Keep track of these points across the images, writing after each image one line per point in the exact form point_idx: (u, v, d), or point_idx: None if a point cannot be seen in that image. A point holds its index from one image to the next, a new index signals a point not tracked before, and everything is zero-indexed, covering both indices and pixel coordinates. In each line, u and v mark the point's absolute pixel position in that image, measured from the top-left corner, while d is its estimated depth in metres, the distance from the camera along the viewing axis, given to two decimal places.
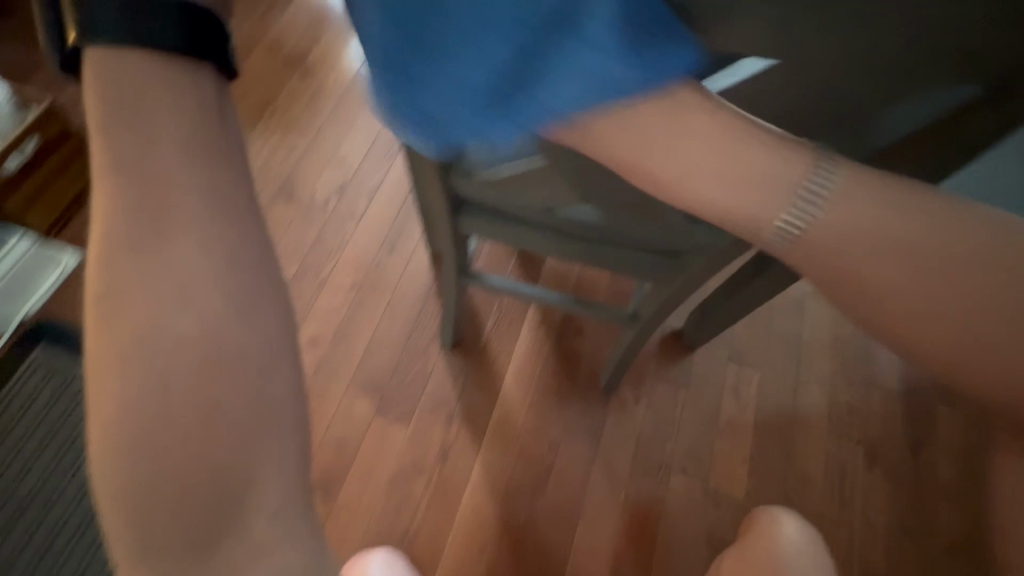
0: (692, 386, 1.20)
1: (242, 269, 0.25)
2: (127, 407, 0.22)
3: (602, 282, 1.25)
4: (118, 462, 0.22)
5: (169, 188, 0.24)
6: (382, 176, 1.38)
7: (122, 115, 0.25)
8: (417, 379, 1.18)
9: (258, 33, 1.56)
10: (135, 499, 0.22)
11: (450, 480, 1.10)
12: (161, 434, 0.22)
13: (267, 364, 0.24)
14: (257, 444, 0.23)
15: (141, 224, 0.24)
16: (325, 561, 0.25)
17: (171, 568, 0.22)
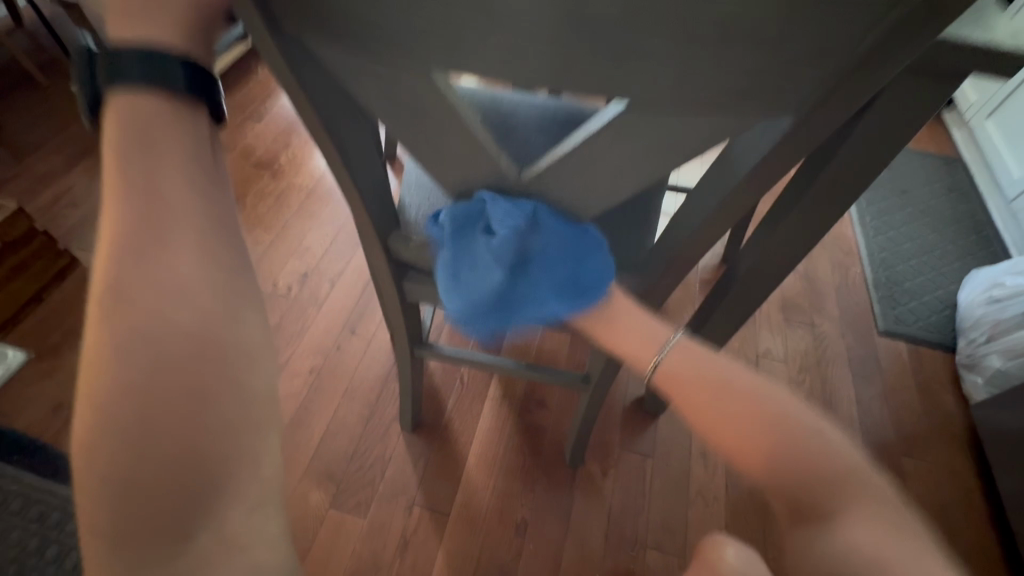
0: (658, 455, 1.20)
1: (229, 287, 0.32)
2: (122, 381, 0.28)
3: (561, 354, 1.29)
4: (111, 437, 0.27)
5: (171, 209, 0.30)
6: (345, 263, 1.43)
7: (131, 145, 0.30)
8: (376, 464, 1.14)
9: (230, 141, 1.68)
10: (126, 469, 0.27)
11: (411, 574, 1.02)
12: (155, 414, 0.28)
13: (244, 361, 0.32)
14: (233, 427, 0.30)
15: (140, 235, 0.29)
16: (275, 526, 0.33)
17: (149, 532, 0.27)
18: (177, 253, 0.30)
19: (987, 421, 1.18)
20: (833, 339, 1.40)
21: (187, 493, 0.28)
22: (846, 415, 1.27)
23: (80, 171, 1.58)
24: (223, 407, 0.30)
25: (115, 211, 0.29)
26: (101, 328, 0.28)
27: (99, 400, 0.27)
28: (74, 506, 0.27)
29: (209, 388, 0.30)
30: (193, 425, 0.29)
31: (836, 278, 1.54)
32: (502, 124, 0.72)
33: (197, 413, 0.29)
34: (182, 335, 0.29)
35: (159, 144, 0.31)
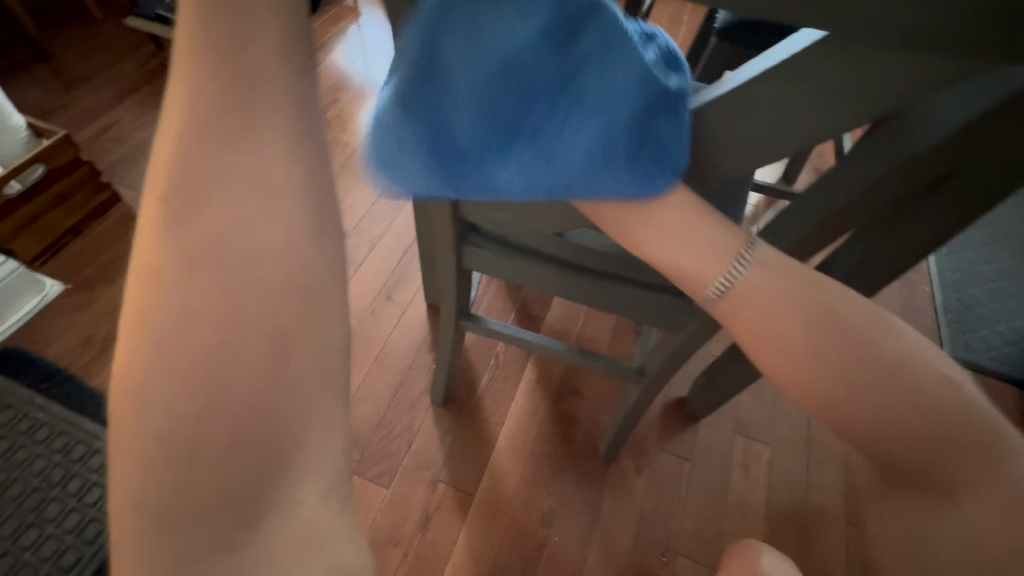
0: (696, 459, 1.13)
1: (309, 226, 0.29)
2: (186, 320, 0.25)
3: (602, 344, 1.22)
4: (182, 349, 0.25)
5: (261, 107, 0.28)
6: (385, 226, 1.38)
7: (213, 51, 0.27)
8: (403, 435, 1.10)
9: None
10: (197, 385, 0.25)
11: (430, 552, 0.98)
12: (232, 327, 0.26)
13: (326, 282, 0.30)
14: (312, 350, 0.28)
15: (226, 131, 0.27)
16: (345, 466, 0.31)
17: (217, 463, 0.25)
18: (257, 186, 0.27)
19: None
20: None
21: (250, 455, 0.26)
22: None
23: (127, 107, 1.56)
24: (293, 360, 0.27)
25: (190, 130, 0.26)
26: (167, 258, 0.26)
27: (159, 337, 0.25)
28: (126, 453, 0.25)
29: (280, 337, 0.27)
30: (260, 377, 0.26)
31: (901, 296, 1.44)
32: None
33: (270, 358, 0.26)
34: (254, 277, 0.26)
35: (247, 52, 0.27)
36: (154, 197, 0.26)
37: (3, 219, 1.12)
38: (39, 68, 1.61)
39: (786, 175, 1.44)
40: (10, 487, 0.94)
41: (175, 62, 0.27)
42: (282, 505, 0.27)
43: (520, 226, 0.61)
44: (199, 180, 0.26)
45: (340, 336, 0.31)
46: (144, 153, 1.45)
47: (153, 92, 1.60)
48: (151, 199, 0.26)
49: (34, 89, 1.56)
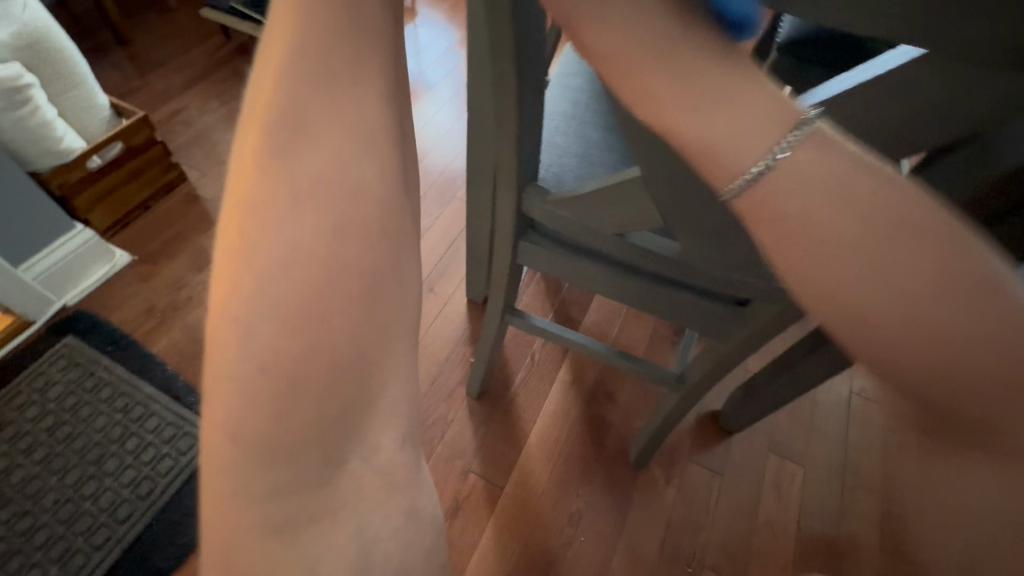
0: (727, 473, 1.12)
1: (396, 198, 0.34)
2: (292, 274, 0.30)
3: (639, 351, 1.23)
4: (283, 289, 0.30)
5: (345, 79, 0.31)
6: (431, 221, 1.42)
7: (309, 22, 0.30)
8: (438, 424, 1.12)
9: None
10: (292, 320, 0.30)
11: (458, 540, 1.00)
12: (325, 273, 0.30)
13: (401, 236, 0.34)
14: (388, 296, 0.33)
15: (317, 100, 0.31)
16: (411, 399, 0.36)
17: (309, 386, 0.30)
18: (341, 149, 0.31)
19: None
20: None
21: (336, 380, 0.30)
22: None
23: (197, 93, 1.64)
24: (375, 301, 0.32)
25: (296, 110, 0.31)
26: (275, 220, 0.30)
27: (266, 287, 0.30)
28: (227, 386, 0.30)
29: (369, 292, 0.32)
30: (352, 325, 0.31)
31: None
32: None
33: (355, 300, 0.31)
34: (350, 240, 0.31)
35: (348, 41, 0.31)
36: (259, 166, 0.30)
37: (83, 190, 1.20)
38: (120, 53, 1.72)
39: None
40: (75, 439, 1.00)
41: (275, 45, 0.31)
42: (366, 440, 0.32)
43: (582, 225, 0.63)
44: (304, 154, 0.31)
45: (409, 284, 0.35)
46: (210, 137, 1.54)
47: (221, 80, 1.69)
48: (256, 167, 0.30)
49: (114, 72, 1.67)
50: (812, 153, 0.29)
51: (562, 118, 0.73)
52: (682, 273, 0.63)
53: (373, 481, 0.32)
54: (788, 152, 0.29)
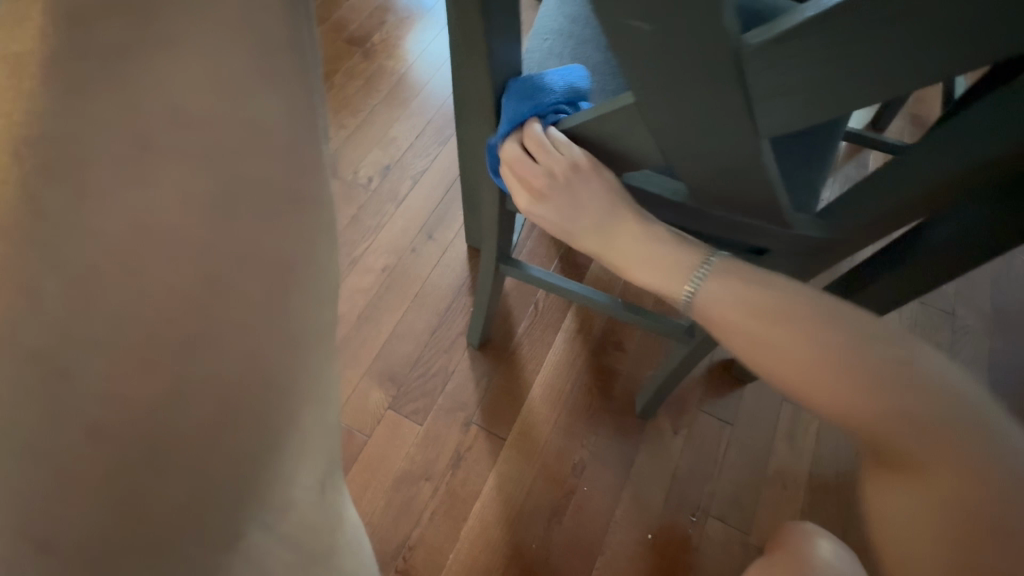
0: (738, 424, 1.08)
1: (305, 193, 0.35)
2: (127, 304, 0.28)
3: (648, 297, 1.16)
4: (112, 293, 0.28)
5: (176, 31, 0.30)
6: (428, 161, 1.35)
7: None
8: (439, 375, 1.10)
9: (325, 14, 1.60)
10: (140, 343, 0.28)
11: (461, 489, 1.00)
12: (166, 269, 0.29)
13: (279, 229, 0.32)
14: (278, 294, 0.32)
15: (114, 64, 0.29)
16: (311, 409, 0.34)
17: (146, 421, 0.27)
18: (175, 123, 0.30)
19: None
20: (977, 335, 1.18)
21: (197, 404, 0.28)
22: None
23: None
24: (241, 305, 0.30)
25: (102, 70, 0.29)
26: (90, 244, 0.28)
27: (125, 313, 0.28)
28: (49, 446, 0.27)
29: (271, 317, 0.31)
30: (226, 339, 0.29)
31: (997, 266, 1.27)
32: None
33: (214, 301, 0.29)
34: (203, 249, 0.30)
35: (238, 29, 0.31)
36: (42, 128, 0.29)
37: None
38: None
39: (875, 122, 1.28)
40: None
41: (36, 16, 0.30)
42: (273, 499, 0.31)
43: None
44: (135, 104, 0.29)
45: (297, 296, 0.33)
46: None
47: None
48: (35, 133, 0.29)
49: None
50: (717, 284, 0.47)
51: (556, 38, 0.63)
52: (692, 222, 0.56)
53: (280, 551, 0.32)
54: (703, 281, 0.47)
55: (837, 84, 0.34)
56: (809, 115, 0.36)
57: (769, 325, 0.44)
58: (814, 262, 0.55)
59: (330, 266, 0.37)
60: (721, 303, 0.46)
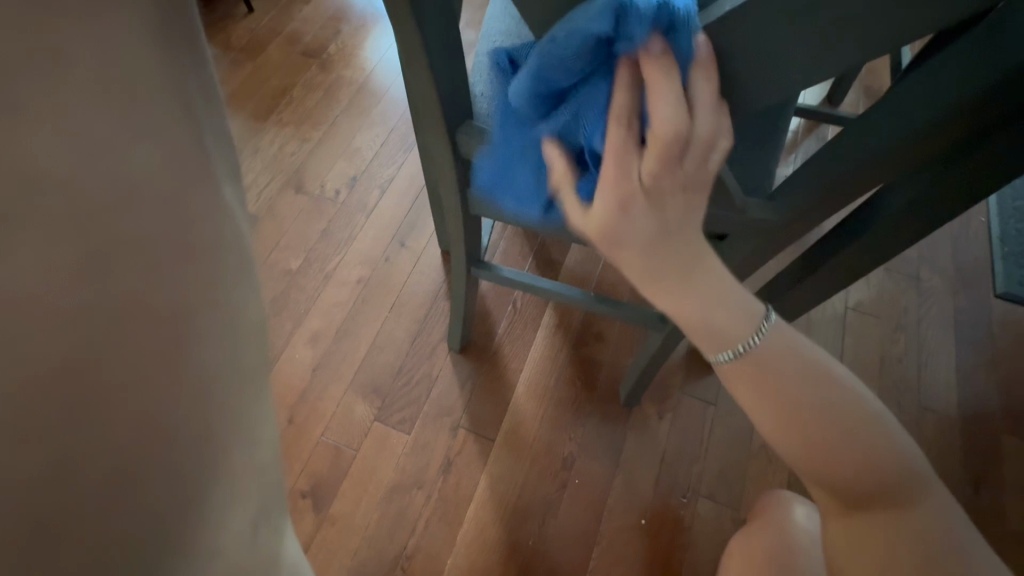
0: (721, 403, 1.10)
1: (199, 236, 0.38)
2: (24, 352, 0.27)
3: (624, 286, 1.18)
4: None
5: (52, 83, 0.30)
6: (394, 169, 1.34)
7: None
8: (423, 382, 1.10)
9: (277, 26, 1.58)
10: (31, 397, 0.27)
11: (453, 494, 1.00)
12: (66, 326, 0.29)
13: (188, 265, 0.36)
14: (191, 331, 0.35)
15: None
16: (238, 437, 0.38)
17: (69, 470, 0.27)
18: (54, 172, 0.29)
19: None
20: (940, 295, 1.22)
21: (119, 445, 0.29)
22: (943, 383, 1.12)
23: None
24: (154, 345, 0.33)
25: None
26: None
27: (20, 356, 0.27)
28: None
29: (193, 347, 0.35)
30: (160, 374, 0.32)
31: (955, 225, 1.31)
32: None
33: (128, 340, 0.31)
34: (104, 297, 0.31)
35: (116, 81, 0.33)
36: None
37: None
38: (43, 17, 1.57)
39: (830, 96, 1.31)
40: None
41: None
42: (215, 530, 0.34)
43: None
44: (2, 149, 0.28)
45: (212, 333, 0.37)
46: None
47: None
48: None
49: None
50: (777, 340, 0.40)
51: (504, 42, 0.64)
52: None
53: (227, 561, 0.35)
54: (760, 338, 0.39)
55: (774, 57, 0.37)
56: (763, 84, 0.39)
57: (816, 383, 0.40)
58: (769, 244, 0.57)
59: (241, 291, 0.42)
60: (782, 359, 0.40)
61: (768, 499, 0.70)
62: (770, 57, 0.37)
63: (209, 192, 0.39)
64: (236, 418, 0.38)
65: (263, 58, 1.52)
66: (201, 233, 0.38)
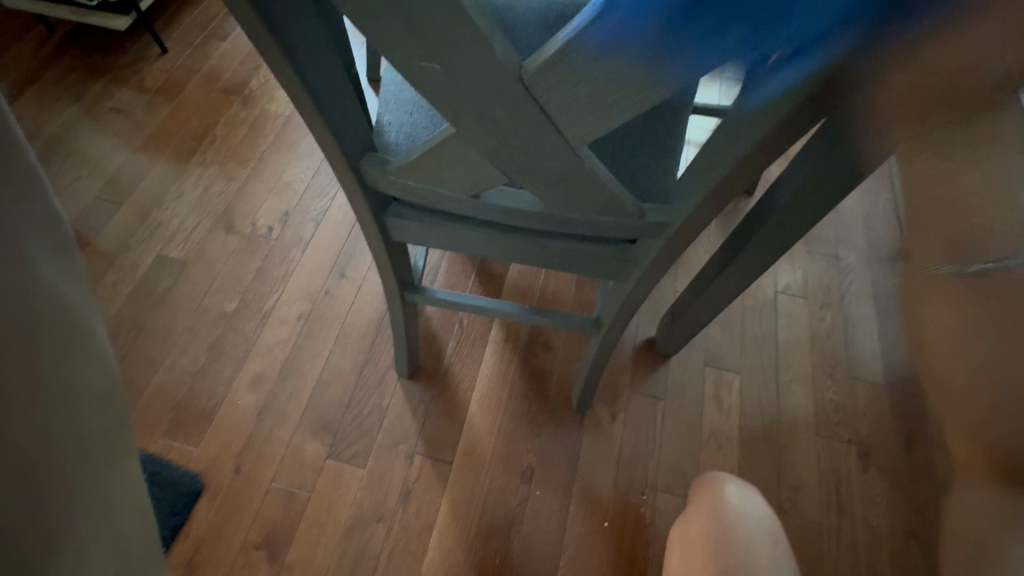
0: (669, 397, 1.14)
1: (63, 294, 0.37)
2: None
3: (566, 294, 1.20)
4: None
5: None
6: (329, 200, 1.33)
7: None
8: (374, 414, 1.08)
9: (194, 66, 1.54)
10: None
11: (414, 523, 0.99)
12: None
13: (54, 329, 0.36)
14: (60, 385, 0.36)
15: None
16: (107, 466, 0.40)
17: None
18: None
19: None
20: (859, 270, 1.30)
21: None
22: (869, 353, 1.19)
23: (31, 104, 1.44)
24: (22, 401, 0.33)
25: None
26: None
27: None
28: None
29: (58, 400, 0.36)
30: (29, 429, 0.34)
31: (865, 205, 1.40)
32: None
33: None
34: None
35: None
36: None
37: None
38: None
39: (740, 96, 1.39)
40: None
41: None
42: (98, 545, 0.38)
43: (434, 193, 0.57)
44: None
45: (76, 376, 0.38)
46: (72, 148, 1.38)
47: (59, 82, 1.48)
48: None
49: None
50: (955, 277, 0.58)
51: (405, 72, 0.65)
52: (557, 226, 0.59)
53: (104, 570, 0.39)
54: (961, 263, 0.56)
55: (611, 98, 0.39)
56: (607, 113, 0.40)
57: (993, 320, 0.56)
58: (674, 247, 0.60)
59: (96, 334, 0.41)
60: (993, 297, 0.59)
61: (700, 481, 0.73)
62: (606, 96, 0.38)
63: (51, 244, 0.37)
64: (105, 449, 0.40)
65: (181, 99, 1.48)
66: (56, 290, 0.37)
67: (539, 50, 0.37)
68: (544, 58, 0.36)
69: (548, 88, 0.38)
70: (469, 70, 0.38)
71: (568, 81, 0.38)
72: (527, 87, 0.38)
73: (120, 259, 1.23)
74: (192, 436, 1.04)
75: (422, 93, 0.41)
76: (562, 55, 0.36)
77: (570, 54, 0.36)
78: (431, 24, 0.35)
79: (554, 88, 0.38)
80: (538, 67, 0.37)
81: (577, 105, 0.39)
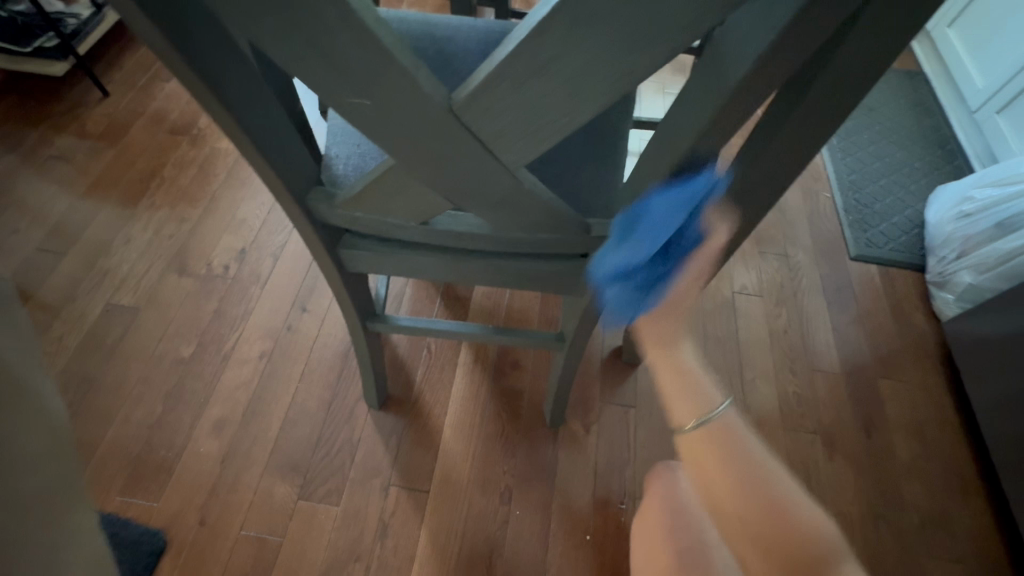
0: (639, 404, 1.15)
1: None
2: None
3: (532, 311, 1.22)
4: None
5: None
6: (286, 235, 1.31)
7: None
8: (345, 449, 1.05)
9: (138, 108, 1.51)
10: None
11: (392, 559, 0.96)
12: None
13: None
14: None
15: None
16: None
17: None
18: None
19: (962, 333, 1.16)
20: (809, 267, 1.36)
21: None
22: (823, 345, 1.24)
23: None
24: None
25: None
26: None
27: None
28: None
29: None
30: None
31: (809, 203, 1.48)
32: (441, 55, 0.67)
33: None
34: None
35: None
36: None
37: None
38: None
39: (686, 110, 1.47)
40: None
41: None
42: None
43: (382, 222, 0.58)
44: None
45: None
46: (9, 199, 1.32)
47: None
48: None
49: None
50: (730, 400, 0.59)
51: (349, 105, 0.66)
52: (507, 246, 0.60)
53: None
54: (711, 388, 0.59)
55: (537, 123, 0.41)
56: (535, 137, 0.42)
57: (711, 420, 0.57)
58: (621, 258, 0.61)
59: None
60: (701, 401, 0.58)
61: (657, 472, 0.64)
62: (532, 121, 0.40)
63: None
64: None
65: (126, 142, 1.44)
66: None
67: (464, 83, 0.39)
68: (470, 90, 0.38)
69: (476, 117, 0.40)
70: (398, 104, 0.40)
71: (493, 111, 0.39)
72: (455, 118, 0.40)
73: (66, 312, 1.18)
74: (152, 491, 0.99)
75: (358, 130, 0.42)
76: (486, 86, 0.38)
77: (494, 85, 0.38)
78: (357, 65, 0.37)
79: (482, 119, 0.40)
80: (466, 99, 0.39)
81: (507, 132, 0.41)
